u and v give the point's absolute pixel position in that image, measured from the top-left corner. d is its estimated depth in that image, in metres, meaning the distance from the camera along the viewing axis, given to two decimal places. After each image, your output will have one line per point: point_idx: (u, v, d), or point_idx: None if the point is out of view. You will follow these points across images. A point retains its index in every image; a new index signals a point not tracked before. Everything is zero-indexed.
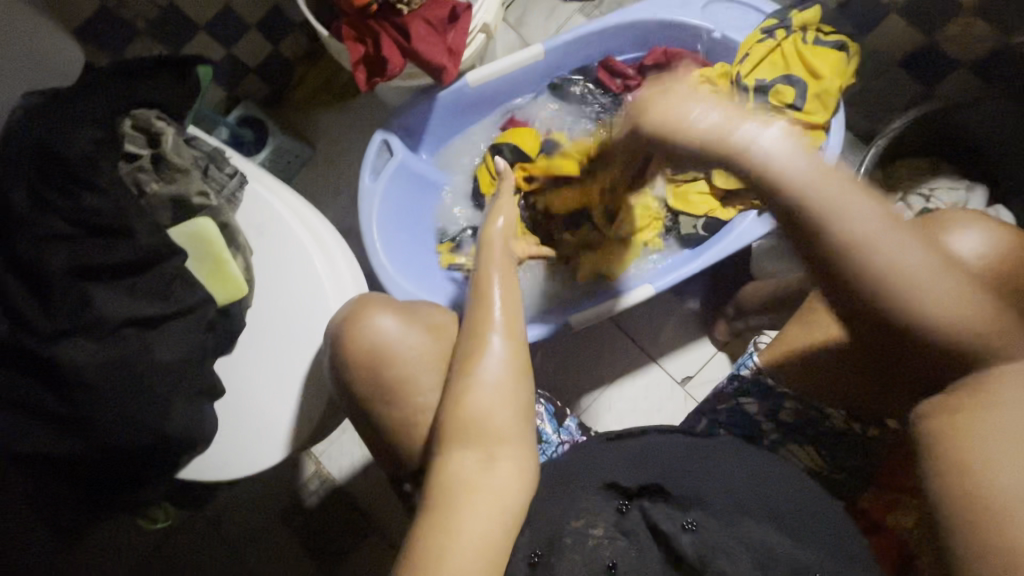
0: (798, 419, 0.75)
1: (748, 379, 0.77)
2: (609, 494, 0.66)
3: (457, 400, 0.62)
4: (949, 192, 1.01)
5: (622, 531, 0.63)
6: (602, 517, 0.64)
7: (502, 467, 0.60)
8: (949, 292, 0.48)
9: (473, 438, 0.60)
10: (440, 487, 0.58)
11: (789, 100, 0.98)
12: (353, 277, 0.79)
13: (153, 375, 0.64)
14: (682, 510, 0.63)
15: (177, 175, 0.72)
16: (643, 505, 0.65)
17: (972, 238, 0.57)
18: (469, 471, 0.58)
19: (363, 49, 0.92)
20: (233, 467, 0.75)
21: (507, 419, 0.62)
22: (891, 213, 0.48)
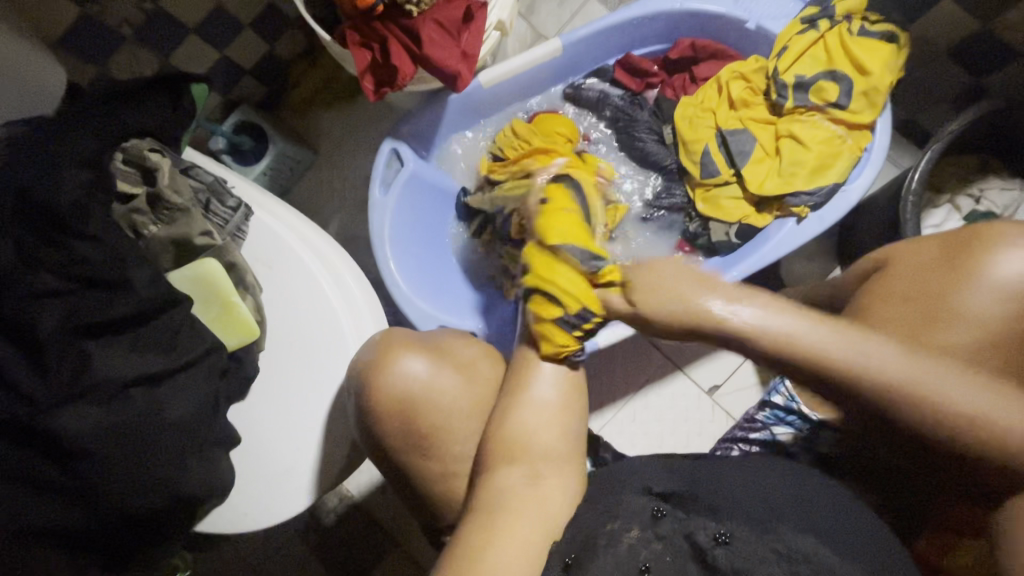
0: (841, 452, 0.71)
1: (782, 406, 0.76)
2: (647, 500, 0.58)
3: (504, 418, 0.62)
4: (1002, 192, 0.96)
5: (657, 536, 0.55)
6: (637, 519, 0.56)
7: (547, 490, 0.60)
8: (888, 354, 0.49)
9: (522, 458, 0.61)
10: (488, 501, 0.58)
11: (831, 98, 0.92)
12: (372, 312, 0.73)
13: (163, 435, 0.60)
14: (716, 521, 0.55)
15: (176, 216, 0.65)
16: (678, 515, 0.56)
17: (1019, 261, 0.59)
18: (516, 485, 0.59)
19: (370, 56, 0.84)
20: (253, 516, 0.70)
21: (551, 443, 0.62)
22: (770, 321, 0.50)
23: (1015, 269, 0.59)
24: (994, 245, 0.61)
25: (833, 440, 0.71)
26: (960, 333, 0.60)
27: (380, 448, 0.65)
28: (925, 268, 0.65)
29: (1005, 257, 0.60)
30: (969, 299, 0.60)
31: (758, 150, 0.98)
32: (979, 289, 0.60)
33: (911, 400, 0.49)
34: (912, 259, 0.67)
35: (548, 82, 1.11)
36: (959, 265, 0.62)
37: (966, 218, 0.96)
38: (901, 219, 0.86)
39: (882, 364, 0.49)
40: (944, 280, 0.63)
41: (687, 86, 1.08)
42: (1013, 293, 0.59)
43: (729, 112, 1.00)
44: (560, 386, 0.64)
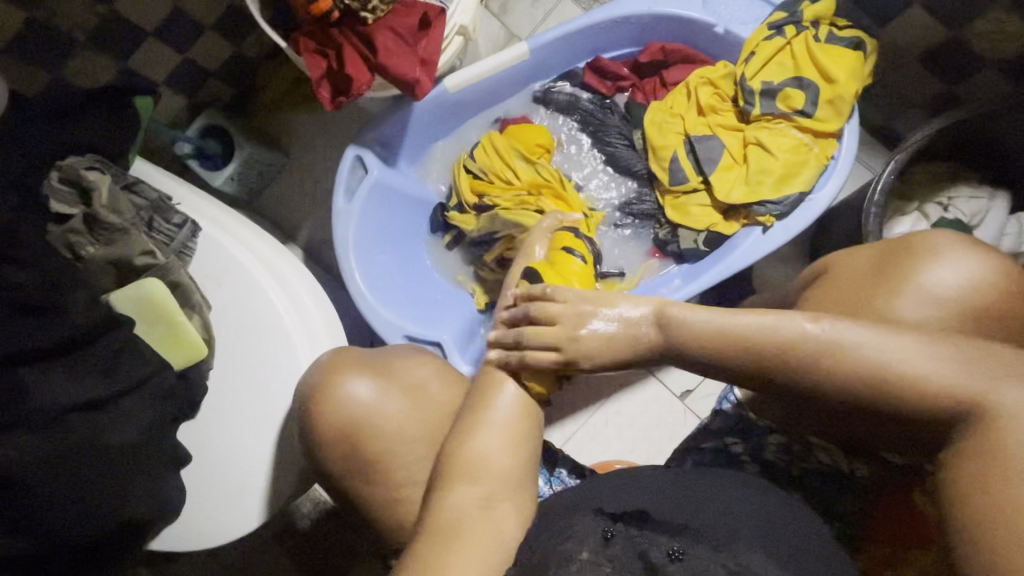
0: (785, 458, 0.69)
1: (732, 415, 0.75)
2: (598, 522, 0.57)
3: (461, 440, 0.62)
4: (971, 200, 0.95)
5: (606, 558, 0.53)
6: (587, 541, 0.55)
7: (502, 513, 0.60)
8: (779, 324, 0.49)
9: (478, 479, 0.60)
10: (435, 524, 0.57)
11: (797, 106, 0.91)
12: (325, 326, 0.72)
13: (106, 459, 0.60)
14: (668, 537, 0.54)
15: (115, 236, 0.65)
16: (628, 533, 0.55)
17: (955, 270, 0.55)
18: (467, 510, 0.58)
19: (326, 63, 0.82)
20: (204, 536, 0.69)
21: (507, 465, 0.61)
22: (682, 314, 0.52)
23: (948, 278, 0.55)
24: (924, 257, 0.57)
25: (778, 447, 0.69)
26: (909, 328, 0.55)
27: (330, 467, 0.64)
28: (859, 275, 0.60)
29: (936, 269, 0.56)
30: (897, 304, 0.56)
31: (726, 158, 0.97)
32: (912, 297, 0.55)
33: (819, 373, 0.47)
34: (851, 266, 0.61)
35: (517, 85, 1.09)
36: (891, 271, 0.58)
37: (934, 225, 0.96)
38: (863, 230, 0.85)
39: (837, 344, 0.47)
40: (878, 288, 0.58)
41: (657, 90, 1.07)
42: (946, 299, 0.54)
43: (698, 118, 0.99)
44: (518, 407, 0.63)
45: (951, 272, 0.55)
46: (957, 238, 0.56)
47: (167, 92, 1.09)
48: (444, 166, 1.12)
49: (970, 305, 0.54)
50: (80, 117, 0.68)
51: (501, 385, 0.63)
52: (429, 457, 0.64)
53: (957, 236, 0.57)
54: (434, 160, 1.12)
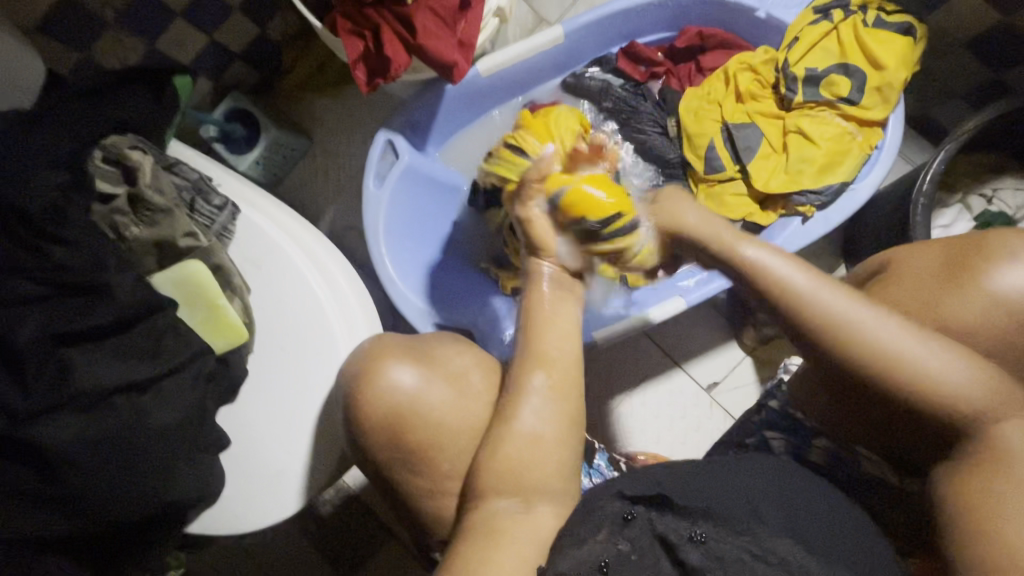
0: (826, 462, 0.68)
1: (777, 410, 0.74)
2: (619, 505, 0.56)
3: (494, 449, 0.59)
4: (1015, 193, 0.93)
5: (625, 539, 0.53)
6: (607, 523, 0.54)
7: (539, 517, 0.58)
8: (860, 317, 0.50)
9: (512, 488, 0.58)
10: (474, 528, 0.57)
11: (843, 93, 0.88)
12: (364, 311, 0.72)
13: (148, 443, 0.59)
14: (690, 520, 0.54)
15: (159, 217, 0.64)
16: (650, 516, 0.55)
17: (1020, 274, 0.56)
18: (503, 513, 0.57)
19: (363, 45, 0.80)
20: (243, 519, 0.69)
21: (547, 474, 0.59)
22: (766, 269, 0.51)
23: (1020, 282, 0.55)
24: (1000, 258, 0.57)
25: (823, 451, 0.68)
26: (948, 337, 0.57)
27: (371, 454, 0.64)
28: (926, 276, 0.60)
29: (1006, 271, 0.56)
30: (963, 310, 0.57)
31: (764, 147, 0.94)
32: (975, 301, 0.56)
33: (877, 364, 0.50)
34: (918, 263, 0.62)
35: (550, 69, 1.07)
36: (957, 275, 0.58)
37: (977, 218, 0.94)
38: (911, 222, 0.83)
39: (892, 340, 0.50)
40: (945, 292, 0.58)
41: (693, 76, 1.04)
42: (1014, 307, 0.55)
43: (736, 106, 0.97)
44: (554, 419, 0.60)
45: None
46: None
47: (194, 74, 1.08)
48: (474, 151, 1.10)
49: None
50: (118, 95, 0.67)
51: (538, 390, 0.60)
52: (471, 445, 0.64)
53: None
54: (463, 144, 1.10)
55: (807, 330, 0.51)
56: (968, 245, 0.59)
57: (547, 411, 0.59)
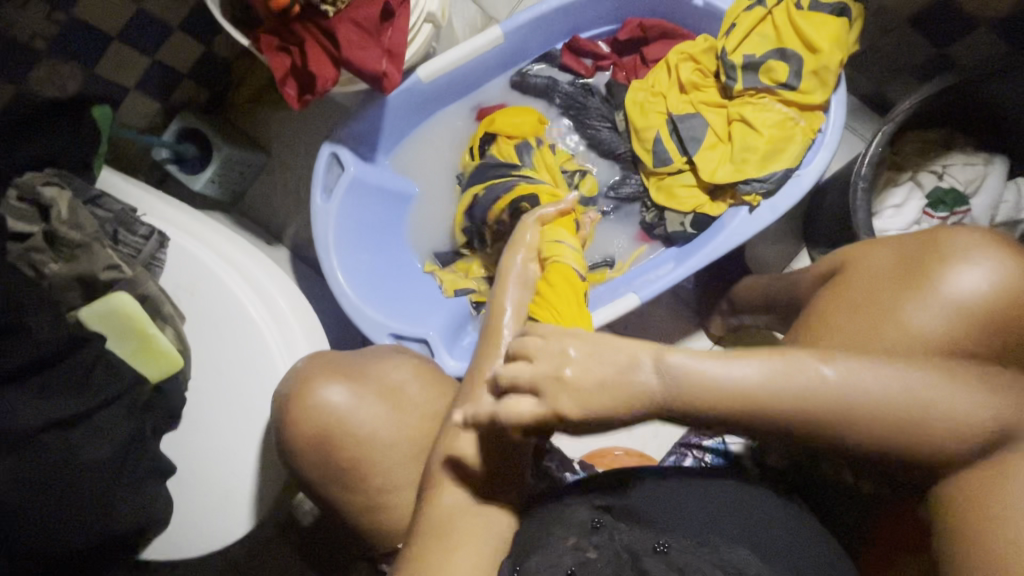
0: (786, 465, 0.64)
1: (735, 412, 0.74)
2: (587, 513, 0.57)
3: (453, 441, 0.59)
4: (965, 168, 0.92)
5: (592, 545, 0.54)
6: (574, 527, 0.56)
7: (493, 515, 0.57)
8: (851, 377, 0.44)
9: (464, 482, 0.58)
10: (433, 525, 0.55)
11: (781, 78, 0.88)
12: (304, 330, 0.72)
13: (81, 477, 0.59)
14: (655, 530, 0.55)
15: (77, 252, 0.64)
16: (613, 525, 0.56)
17: (974, 272, 0.53)
18: (462, 508, 0.57)
19: (289, 61, 0.80)
20: (196, 541, 0.70)
21: (494, 470, 0.59)
22: (708, 374, 0.44)
23: (970, 282, 0.53)
24: (946, 259, 0.55)
25: (779, 455, 0.64)
26: (931, 317, 0.54)
27: (312, 475, 0.64)
28: (880, 282, 0.59)
29: (958, 273, 0.54)
30: (912, 314, 0.54)
31: (711, 136, 0.94)
32: (925, 304, 0.54)
33: (860, 425, 0.44)
34: (873, 266, 0.61)
35: (495, 71, 1.06)
36: (912, 277, 0.57)
37: (928, 196, 0.93)
38: (851, 208, 0.83)
39: (904, 401, 0.44)
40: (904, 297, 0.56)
41: (638, 69, 1.04)
42: (968, 309, 0.53)
43: (680, 96, 0.96)
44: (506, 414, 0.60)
45: (981, 276, 0.53)
46: (979, 237, 0.56)
47: (139, 96, 1.07)
48: (430, 157, 1.10)
49: (990, 316, 0.52)
50: (33, 134, 0.67)
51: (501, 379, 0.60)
52: (408, 457, 0.64)
53: (978, 238, 0.56)
54: (418, 150, 1.10)
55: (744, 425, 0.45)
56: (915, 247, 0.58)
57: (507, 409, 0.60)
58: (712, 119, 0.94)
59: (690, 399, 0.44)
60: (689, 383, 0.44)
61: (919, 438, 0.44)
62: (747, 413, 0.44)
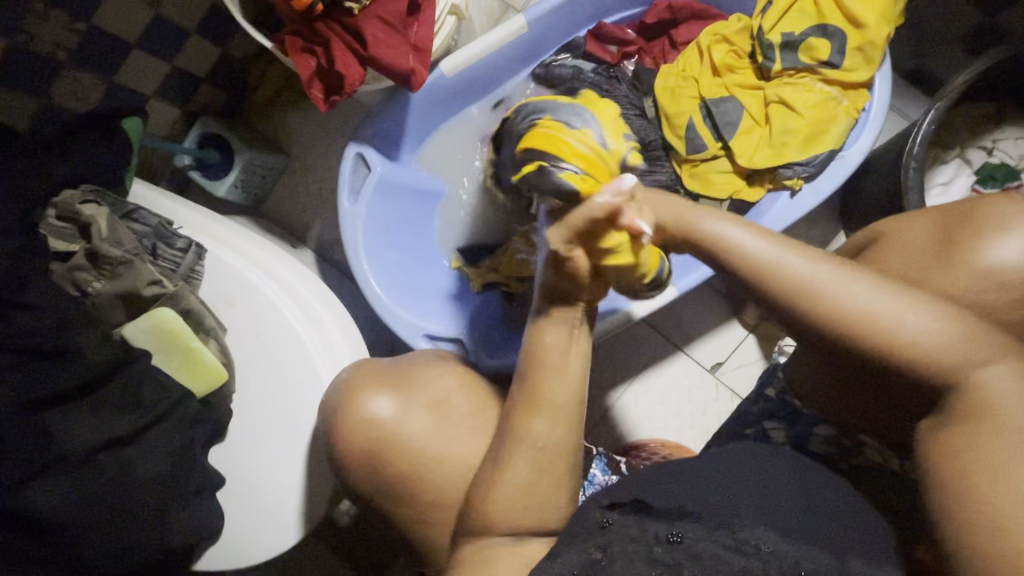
0: (830, 451, 0.67)
1: (775, 399, 0.73)
2: (597, 513, 0.56)
3: (489, 485, 0.57)
4: (1015, 143, 0.88)
5: (600, 547, 0.52)
6: (586, 532, 0.54)
7: (533, 545, 0.57)
8: (861, 290, 0.48)
9: (507, 521, 0.56)
10: (470, 559, 0.56)
11: (823, 56, 0.85)
12: (344, 338, 0.71)
13: (136, 495, 0.59)
14: (668, 520, 0.54)
15: (120, 270, 0.63)
16: (625, 522, 0.55)
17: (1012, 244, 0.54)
18: (497, 552, 0.55)
19: (315, 62, 0.78)
20: (247, 552, 0.70)
21: (536, 499, 0.56)
22: (727, 231, 0.51)
23: (1008, 254, 0.54)
24: (985, 230, 0.56)
25: (823, 440, 0.67)
26: (966, 281, 0.55)
27: (362, 485, 0.64)
28: (913, 253, 0.59)
29: (1000, 244, 0.55)
30: (953, 284, 0.55)
31: (746, 120, 0.90)
32: (958, 275, 0.55)
33: (839, 320, 0.48)
34: (906, 235, 0.61)
35: (519, 63, 1.04)
36: (947, 250, 0.57)
37: (977, 171, 0.89)
38: (904, 188, 0.80)
39: (893, 318, 0.47)
40: (938, 270, 0.57)
41: (667, 52, 1.02)
42: (1005, 281, 0.54)
43: (714, 80, 0.93)
44: (551, 454, 0.56)
45: (1017, 246, 0.54)
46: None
47: (159, 103, 1.06)
48: (455, 155, 1.08)
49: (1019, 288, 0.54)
50: (68, 149, 0.66)
51: (530, 440, 0.56)
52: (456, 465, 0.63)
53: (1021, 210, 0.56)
54: (441, 147, 1.07)
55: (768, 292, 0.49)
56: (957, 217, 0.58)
57: (552, 444, 0.56)
58: (750, 100, 0.90)
59: (715, 247, 0.51)
60: (719, 242, 0.51)
61: (894, 347, 0.47)
62: (765, 267, 0.49)
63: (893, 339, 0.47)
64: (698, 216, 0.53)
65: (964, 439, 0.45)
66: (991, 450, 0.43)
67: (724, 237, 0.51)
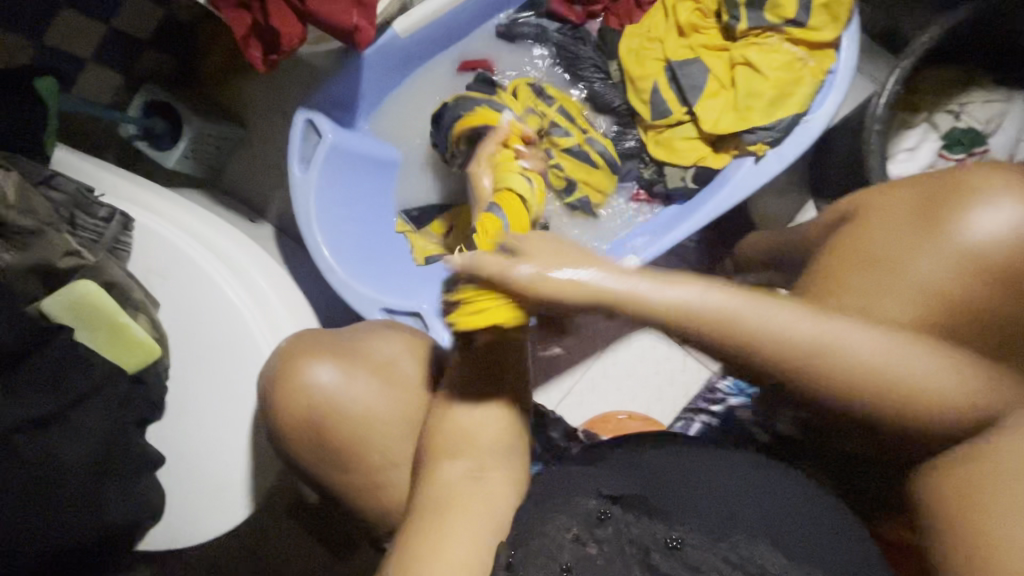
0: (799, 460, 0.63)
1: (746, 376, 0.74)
2: (595, 500, 0.51)
3: (445, 412, 0.58)
4: (984, 106, 0.86)
5: (594, 540, 0.48)
6: (579, 517, 0.50)
7: (493, 482, 0.55)
8: (863, 346, 0.41)
9: (464, 451, 0.56)
10: (424, 504, 0.54)
11: (789, 14, 0.82)
12: (287, 309, 0.68)
13: (59, 476, 0.56)
14: (668, 522, 0.49)
15: (31, 239, 0.59)
16: (625, 518, 0.50)
17: (997, 215, 0.48)
18: (460, 476, 0.55)
19: (250, 18, 0.73)
20: (195, 531, 0.68)
21: (495, 432, 0.57)
22: (678, 293, 0.39)
23: (993, 225, 0.48)
24: (965, 199, 0.50)
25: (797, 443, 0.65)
26: (945, 269, 0.49)
27: (307, 461, 0.62)
28: (895, 225, 0.54)
29: (980, 215, 0.48)
30: (931, 269, 0.50)
31: (712, 83, 0.88)
32: (937, 254, 0.50)
33: (831, 381, 0.41)
34: (885, 206, 0.56)
35: (478, 21, 0.99)
36: (932, 217, 0.51)
37: (945, 136, 0.87)
38: (866, 152, 0.78)
39: (890, 372, 0.41)
40: (920, 247, 0.51)
41: (632, 12, 0.96)
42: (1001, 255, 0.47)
43: (679, 41, 0.90)
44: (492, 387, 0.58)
45: (1004, 216, 0.47)
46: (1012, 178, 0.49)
47: (97, 68, 0.99)
48: (416, 121, 1.04)
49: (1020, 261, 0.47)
50: None
51: (473, 362, 0.58)
52: (403, 440, 0.61)
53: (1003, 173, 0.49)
54: (401, 113, 1.04)
55: (738, 364, 0.42)
56: (939, 185, 0.52)
57: (497, 375, 0.57)
58: (714, 63, 0.88)
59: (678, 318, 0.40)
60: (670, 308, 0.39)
61: (895, 407, 0.42)
62: (726, 337, 0.40)
63: (901, 394, 0.42)
64: (635, 280, 0.40)
65: (969, 479, 0.43)
66: (1012, 500, 0.41)
67: (679, 298, 0.39)
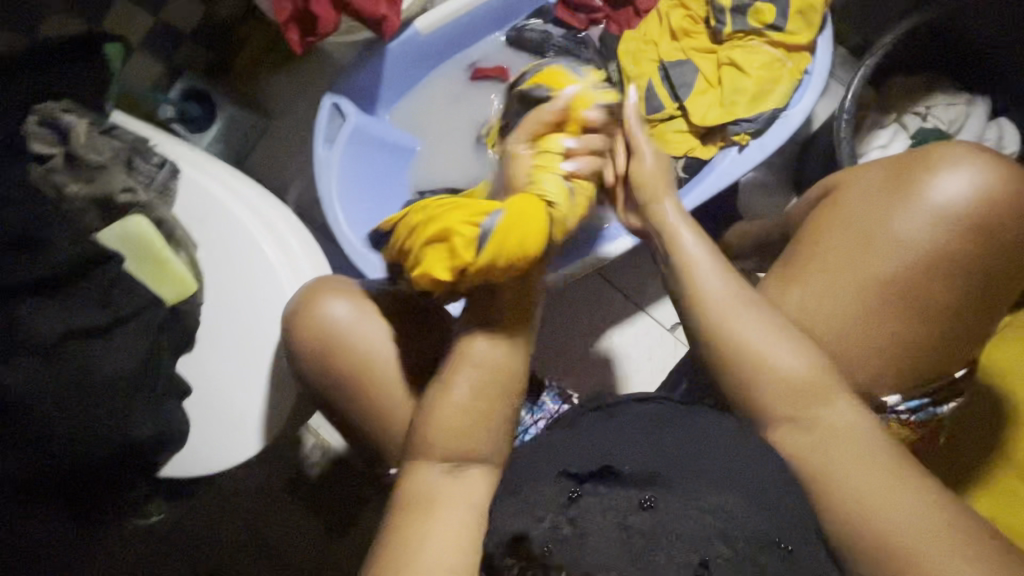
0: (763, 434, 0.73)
1: None
2: (562, 482, 0.54)
3: (441, 399, 0.59)
4: (947, 109, 0.95)
5: (569, 520, 0.52)
6: (551, 502, 0.53)
7: (475, 478, 0.58)
8: (754, 318, 0.60)
9: (453, 445, 0.58)
10: (412, 491, 0.56)
11: (769, 20, 0.92)
12: (309, 258, 0.75)
13: (99, 386, 0.62)
14: (638, 487, 0.53)
15: (96, 173, 0.70)
16: (595, 492, 0.53)
17: (956, 181, 0.63)
18: (438, 480, 0.57)
19: (290, 5, 0.82)
20: (214, 459, 0.73)
21: (477, 412, 0.58)
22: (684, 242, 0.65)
23: (955, 189, 0.63)
24: (935, 169, 0.64)
25: None
26: (917, 228, 0.63)
27: (324, 388, 0.68)
28: (869, 193, 0.66)
29: (945, 182, 0.63)
30: (903, 227, 0.64)
31: (701, 82, 0.97)
32: (910, 214, 0.64)
33: (730, 345, 0.60)
34: (863, 183, 0.68)
35: (490, 26, 1.10)
36: (902, 184, 0.65)
37: (912, 136, 0.95)
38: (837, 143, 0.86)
39: (765, 349, 0.59)
40: (892, 205, 0.65)
41: (631, 19, 1.08)
42: (953, 213, 0.62)
43: (673, 45, 0.99)
44: (486, 374, 0.59)
45: (963, 183, 0.63)
46: (970, 151, 0.64)
47: (143, 54, 1.09)
48: (430, 114, 1.13)
49: (970, 215, 0.62)
50: (58, 71, 0.71)
51: (472, 358, 0.60)
52: (410, 373, 0.67)
53: (966, 151, 0.64)
54: (417, 106, 1.12)
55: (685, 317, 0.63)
56: (910, 159, 0.66)
57: (492, 367, 0.59)
58: (703, 64, 0.97)
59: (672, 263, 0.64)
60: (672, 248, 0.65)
61: (763, 375, 0.59)
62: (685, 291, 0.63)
63: (758, 365, 0.59)
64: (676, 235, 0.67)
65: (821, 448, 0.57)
66: (848, 465, 0.55)
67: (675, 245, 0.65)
